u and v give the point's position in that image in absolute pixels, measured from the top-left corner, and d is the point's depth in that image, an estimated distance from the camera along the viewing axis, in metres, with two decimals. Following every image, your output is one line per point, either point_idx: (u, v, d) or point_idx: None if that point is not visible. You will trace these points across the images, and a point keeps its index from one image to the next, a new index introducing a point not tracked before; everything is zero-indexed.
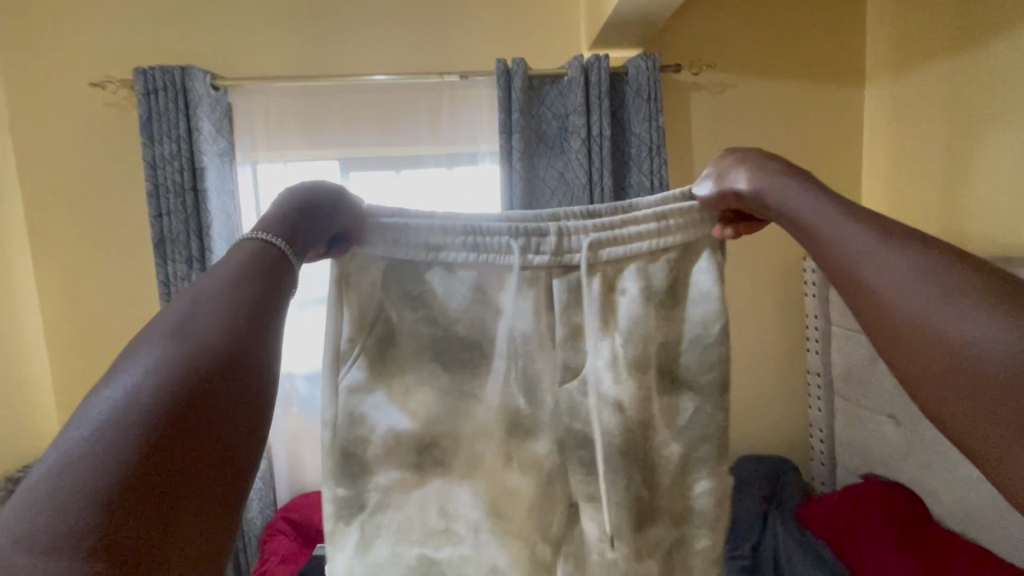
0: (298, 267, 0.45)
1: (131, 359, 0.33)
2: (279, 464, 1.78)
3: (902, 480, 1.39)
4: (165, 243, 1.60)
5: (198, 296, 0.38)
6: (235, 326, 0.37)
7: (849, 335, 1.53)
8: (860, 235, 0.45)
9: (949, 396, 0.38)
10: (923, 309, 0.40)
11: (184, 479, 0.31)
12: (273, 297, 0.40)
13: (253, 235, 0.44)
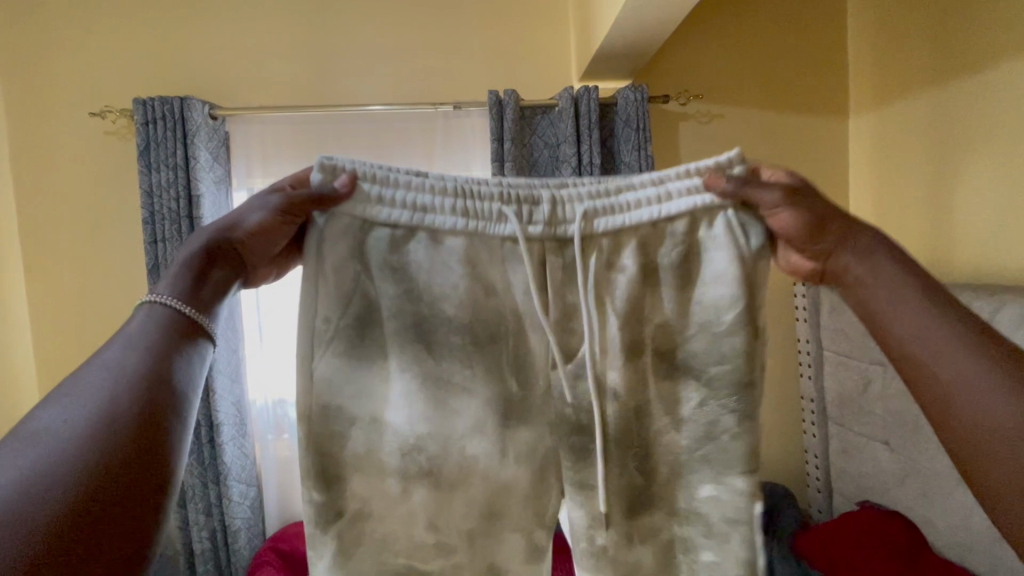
0: (209, 321, 0.51)
1: (32, 442, 0.41)
2: (268, 492, 1.75)
3: (898, 509, 1.37)
4: (160, 268, 1.62)
5: (99, 371, 0.45)
6: (134, 395, 0.44)
7: (840, 360, 1.54)
8: (937, 314, 0.53)
9: (990, 462, 0.48)
10: (1001, 406, 0.48)
11: (92, 543, 0.39)
12: (171, 360, 0.47)
13: (160, 299, 0.49)
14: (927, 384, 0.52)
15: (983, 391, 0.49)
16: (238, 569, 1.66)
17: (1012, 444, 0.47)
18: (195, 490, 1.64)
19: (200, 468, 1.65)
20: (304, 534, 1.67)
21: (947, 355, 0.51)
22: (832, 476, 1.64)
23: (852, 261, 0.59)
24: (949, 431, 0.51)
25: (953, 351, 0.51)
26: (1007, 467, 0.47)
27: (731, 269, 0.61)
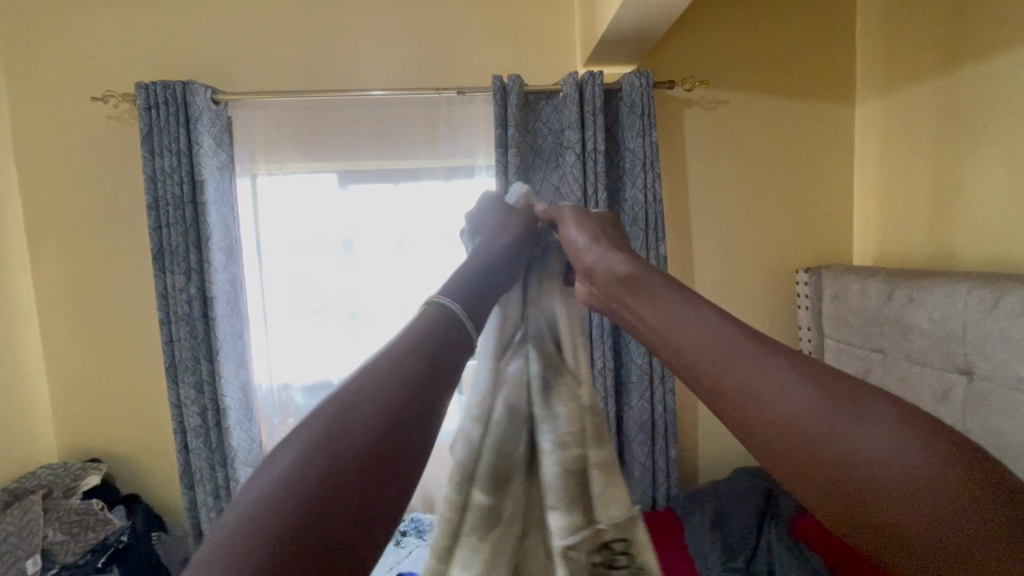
0: (471, 328, 0.52)
1: (311, 424, 0.40)
2: None
3: None
4: (165, 254, 1.62)
5: (390, 354, 0.46)
6: (416, 389, 0.45)
7: (841, 349, 1.55)
8: (750, 347, 0.45)
9: (859, 510, 0.38)
10: (842, 443, 0.39)
11: (342, 525, 0.36)
12: (429, 362, 0.47)
13: (447, 303, 0.53)
14: (754, 431, 0.43)
15: (815, 428, 0.40)
16: None
17: (867, 489, 0.37)
18: (203, 471, 1.67)
19: (208, 452, 1.68)
20: None
21: (769, 395, 0.43)
22: None
23: (635, 299, 0.55)
24: (797, 485, 0.41)
25: (775, 386, 0.43)
26: (868, 518, 0.37)
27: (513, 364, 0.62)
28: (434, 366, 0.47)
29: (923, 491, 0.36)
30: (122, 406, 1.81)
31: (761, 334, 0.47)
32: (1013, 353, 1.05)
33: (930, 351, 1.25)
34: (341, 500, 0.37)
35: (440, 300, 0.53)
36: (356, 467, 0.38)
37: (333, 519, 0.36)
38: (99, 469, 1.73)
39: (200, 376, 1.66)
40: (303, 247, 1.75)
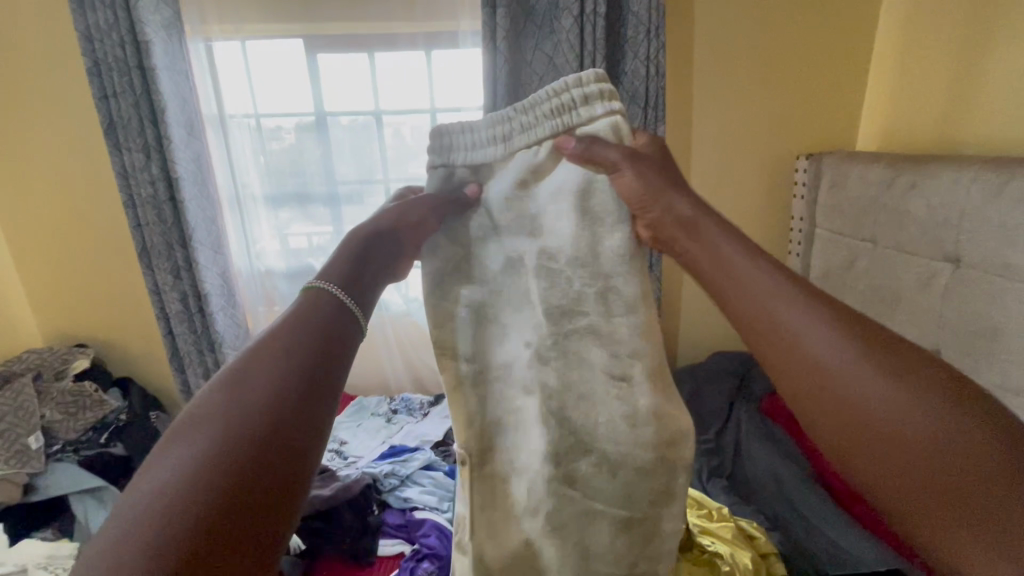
0: (362, 316, 0.51)
1: (196, 425, 0.39)
2: None
3: None
4: (117, 129, 1.49)
5: (266, 359, 0.43)
6: (303, 390, 0.42)
7: (832, 238, 1.54)
8: (784, 291, 0.44)
9: (898, 478, 0.37)
10: (924, 435, 0.36)
11: (243, 524, 0.35)
12: (327, 342, 0.46)
13: (323, 285, 0.50)
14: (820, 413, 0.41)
15: (896, 417, 0.37)
16: None
17: (945, 485, 0.35)
18: (192, 355, 1.68)
19: (194, 337, 1.67)
20: None
21: (842, 378, 0.39)
22: None
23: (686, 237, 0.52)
24: (835, 440, 0.40)
25: (817, 339, 0.41)
26: (924, 506, 0.36)
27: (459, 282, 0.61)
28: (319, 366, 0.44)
29: (961, 452, 0.35)
30: (102, 293, 1.78)
31: (811, 285, 0.45)
32: (1006, 240, 1.04)
33: (922, 240, 1.25)
34: (239, 501, 0.35)
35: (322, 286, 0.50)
36: (225, 472, 0.36)
37: (225, 516, 0.34)
38: (88, 353, 1.75)
39: (175, 262, 1.61)
40: (273, 128, 1.62)
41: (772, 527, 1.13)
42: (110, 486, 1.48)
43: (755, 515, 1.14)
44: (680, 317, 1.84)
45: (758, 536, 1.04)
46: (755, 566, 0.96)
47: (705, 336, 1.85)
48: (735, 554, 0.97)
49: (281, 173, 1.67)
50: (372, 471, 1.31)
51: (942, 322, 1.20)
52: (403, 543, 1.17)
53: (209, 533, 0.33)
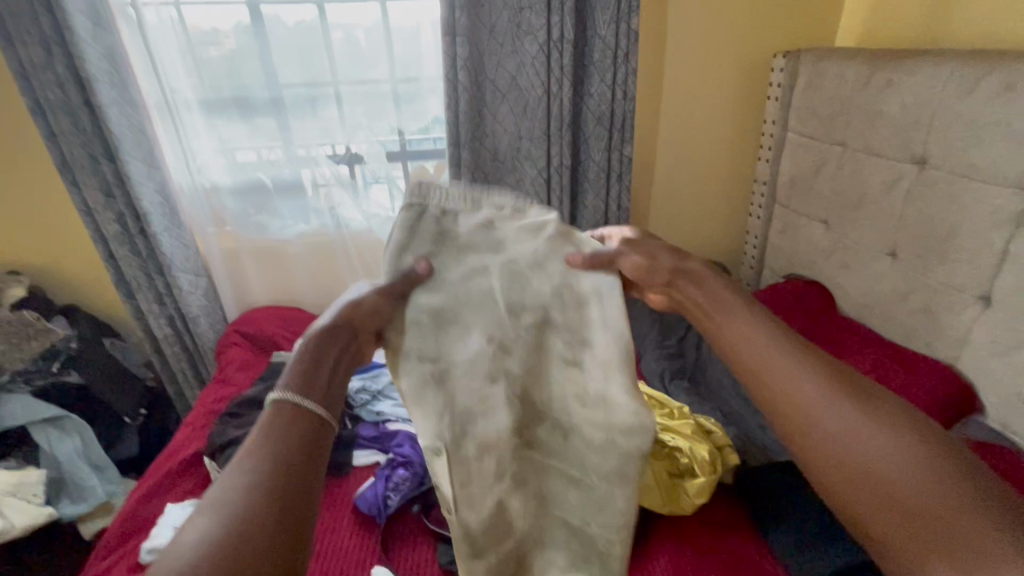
0: (330, 421, 0.55)
1: (183, 551, 0.43)
2: (220, 281, 1.71)
3: (817, 278, 1.51)
4: (6, 17, 1.27)
5: (235, 488, 0.47)
6: (278, 503, 0.47)
7: (802, 143, 1.51)
8: (793, 357, 0.62)
9: (875, 503, 0.53)
10: (886, 453, 0.54)
11: None
12: (300, 454, 0.51)
13: (285, 396, 0.54)
14: (805, 440, 0.58)
15: (863, 439, 0.55)
16: (206, 351, 1.69)
17: (897, 489, 0.52)
18: (139, 280, 1.58)
19: (139, 260, 1.56)
20: (266, 319, 1.66)
21: (822, 410, 0.58)
22: (766, 253, 1.74)
23: None
24: (828, 473, 0.56)
25: (813, 398, 0.58)
26: (892, 521, 0.52)
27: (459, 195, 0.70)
28: (292, 482, 0.48)
29: (915, 486, 0.52)
30: (27, 216, 1.62)
31: (810, 352, 0.62)
32: (975, 137, 1.04)
33: (893, 142, 1.23)
34: None
35: (287, 398, 0.54)
36: None
37: None
38: (20, 283, 1.61)
39: (105, 178, 1.46)
40: (198, 18, 1.42)
41: (728, 422, 1.20)
42: (72, 416, 1.46)
43: (713, 412, 1.21)
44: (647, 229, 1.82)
45: (715, 430, 1.09)
46: (711, 458, 1.02)
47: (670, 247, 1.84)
48: (694, 448, 1.02)
49: (213, 72, 1.48)
50: (342, 389, 1.31)
51: (901, 225, 1.23)
52: (377, 454, 1.19)
53: None
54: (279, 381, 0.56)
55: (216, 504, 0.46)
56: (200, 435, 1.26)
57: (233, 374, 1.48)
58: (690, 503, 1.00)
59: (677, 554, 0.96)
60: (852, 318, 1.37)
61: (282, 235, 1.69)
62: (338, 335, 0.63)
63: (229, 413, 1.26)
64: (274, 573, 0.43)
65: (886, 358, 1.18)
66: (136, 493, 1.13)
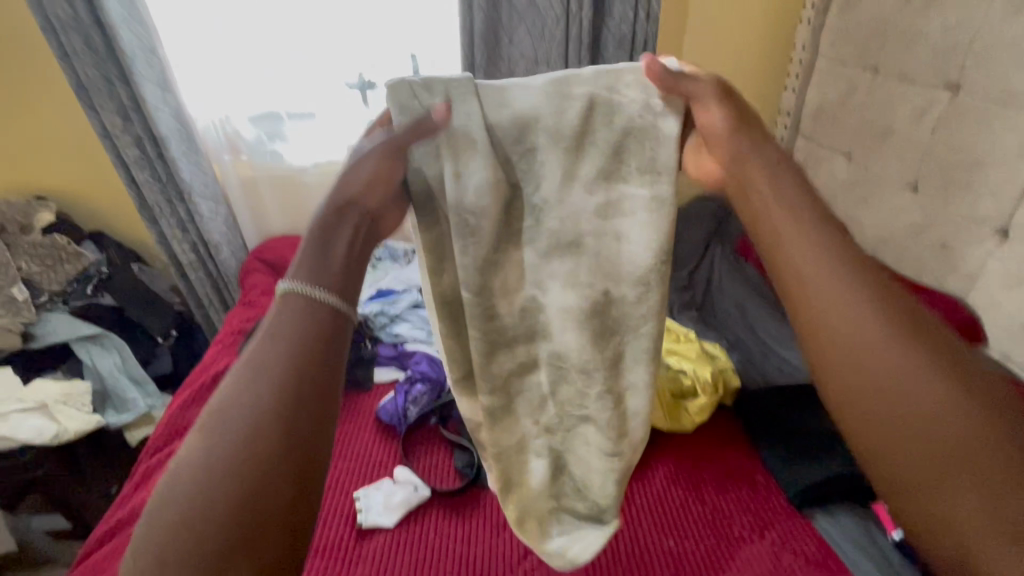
0: (350, 316, 0.50)
1: (203, 449, 0.41)
2: (239, 209, 1.74)
3: (834, 213, 1.49)
4: None
5: (251, 390, 0.44)
6: (298, 397, 0.44)
7: (832, 69, 1.45)
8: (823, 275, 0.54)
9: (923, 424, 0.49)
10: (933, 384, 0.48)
11: (269, 530, 0.40)
12: (320, 343, 0.47)
13: (295, 287, 0.49)
14: None
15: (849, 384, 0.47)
16: (229, 276, 1.75)
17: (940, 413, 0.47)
18: (161, 205, 1.60)
19: (160, 186, 1.58)
20: (287, 248, 1.69)
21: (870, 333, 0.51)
22: None
23: None
24: None
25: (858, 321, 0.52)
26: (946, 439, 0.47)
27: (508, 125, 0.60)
28: (315, 396, 0.45)
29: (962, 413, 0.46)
30: (49, 141, 1.65)
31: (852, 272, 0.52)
32: (1015, 60, 1.00)
33: (928, 67, 1.18)
34: (269, 510, 0.40)
35: (298, 290, 0.48)
36: (245, 483, 0.40)
37: (260, 522, 0.39)
38: (49, 207, 1.66)
39: (121, 100, 1.46)
40: None
41: (732, 349, 1.24)
42: (109, 333, 1.56)
43: (718, 339, 1.25)
44: None
45: (718, 354, 1.14)
46: (714, 379, 1.08)
47: None
48: (698, 370, 1.08)
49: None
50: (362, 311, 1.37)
51: (924, 156, 1.20)
52: (396, 371, 1.27)
53: (245, 528, 0.39)
54: (289, 270, 0.50)
55: (226, 409, 0.43)
56: (230, 352, 1.34)
57: (259, 299, 1.54)
58: (691, 420, 1.06)
59: (674, 465, 1.02)
60: (866, 253, 1.37)
61: (296, 164, 1.69)
62: (344, 221, 0.54)
63: (255, 331, 1.33)
64: (287, 482, 0.41)
65: None
66: (176, 402, 1.22)
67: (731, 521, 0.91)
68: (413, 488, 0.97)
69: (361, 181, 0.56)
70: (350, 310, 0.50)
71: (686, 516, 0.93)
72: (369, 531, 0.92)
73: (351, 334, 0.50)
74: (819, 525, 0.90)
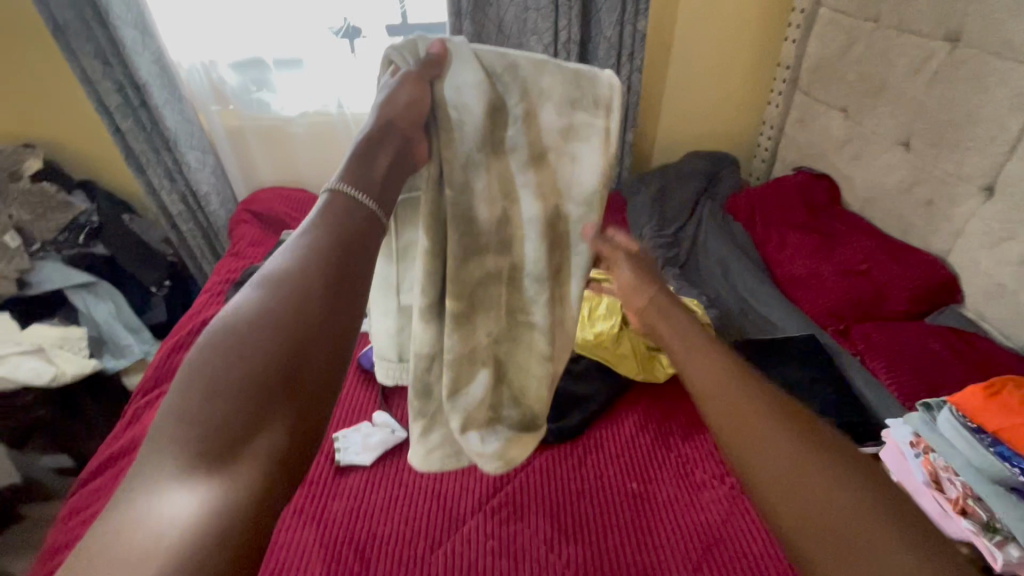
0: (382, 216, 0.51)
1: (243, 308, 0.40)
2: (227, 160, 1.73)
3: (825, 171, 1.47)
4: None
5: (292, 261, 0.44)
6: (332, 276, 0.44)
7: (834, 20, 1.40)
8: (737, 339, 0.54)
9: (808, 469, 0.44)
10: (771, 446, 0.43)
11: (306, 383, 0.39)
12: (354, 236, 0.48)
13: (339, 186, 0.50)
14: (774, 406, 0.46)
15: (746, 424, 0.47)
16: (220, 226, 1.75)
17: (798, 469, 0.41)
18: (147, 154, 1.59)
19: (145, 134, 1.57)
20: (274, 200, 1.70)
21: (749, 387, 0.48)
22: (780, 146, 1.68)
23: None
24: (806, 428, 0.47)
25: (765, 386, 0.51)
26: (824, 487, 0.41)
27: (475, 100, 0.61)
28: (349, 280, 0.45)
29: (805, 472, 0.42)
30: (32, 86, 1.63)
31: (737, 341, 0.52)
32: (1015, 9, 0.96)
33: (929, 17, 1.13)
34: (303, 366, 0.39)
35: (340, 189, 0.49)
36: (282, 338, 0.39)
37: (294, 372, 0.38)
38: (36, 155, 1.65)
39: (99, 44, 1.43)
40: None
41: (711, 305, 1.26)
42: (103, 282, 1.58)
43: (697, 295, 1.26)
44: (658, 116, 1.73)
45: (694, 309, 1.16)
46: None
47: (680, 135, 1.76)
48: None
49: None
50: None
51: (918, 112, 1.17)
52: None
53: (282, 376, 0.38)
54: (335, 175, 0.52)
55: (270, 278, 0.43)
56: (219, 300, 1.37)
57: (247, 251, 1.55)
58: (663, 371, 1.09)
59: (644, 413, 1.05)
60: (850, 211, 1.36)
61: (282, 115, 1.67)
62: (385, 142, 0.55)
63: (241, 281, 1.35)
64: (320, 344, 0.41)
65: (878, 252, 1.19)
66: (162, 349, 1.25)
67: (694, 467, 0.95)
68: (390, 431, 1.01)
69: (393, 106, 0.57)
70: (385, 216, 0.51)
71: (651, 462, 0.96)
72: (346, 468, 0.97)
73: (385, 236, 0.51)
74: None
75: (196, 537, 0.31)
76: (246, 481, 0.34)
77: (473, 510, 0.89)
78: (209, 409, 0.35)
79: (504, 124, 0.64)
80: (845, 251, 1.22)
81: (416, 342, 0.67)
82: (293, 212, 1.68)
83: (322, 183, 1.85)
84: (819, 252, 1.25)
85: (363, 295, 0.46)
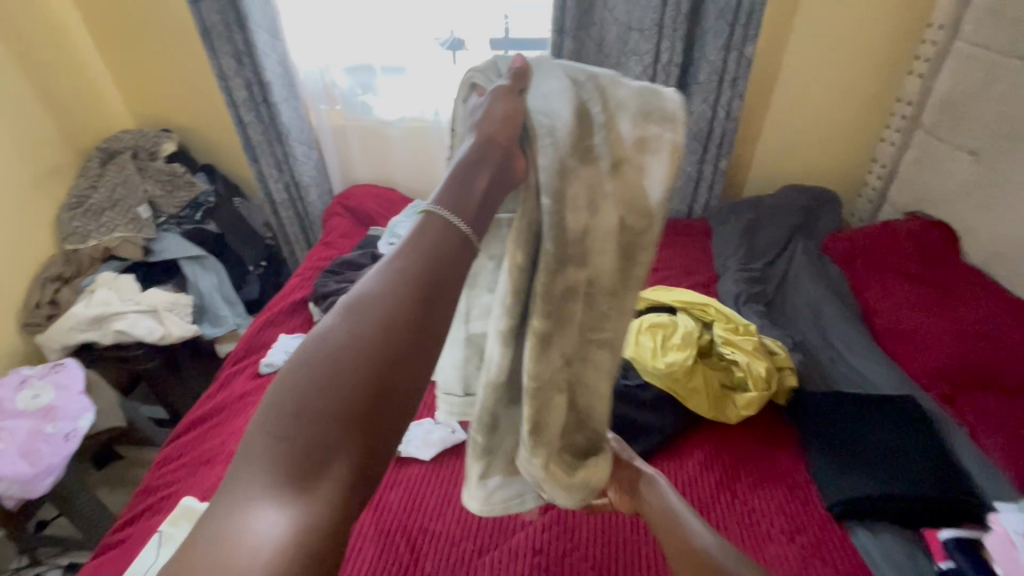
0: (476, 241, 0.51)
1: (335, 326, 0.42)
2: (329, 156, 1.86)
3: (944, 218, 1.34)
4: None
5: (382, 284, 0.44)
6: (420, 301, 0.45)
7: (972, 54, 1.28)
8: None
9: None
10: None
11: (383, 410, 0.40)
12: (446, 262, 0.48)
13: (435, 208, 0.50)
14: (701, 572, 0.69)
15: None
16: (315, 217, 1.88)
17: None
18: (263, 145, 1.75)
19: (263, 127, 1.73)
20: (367, 196, 1.80)
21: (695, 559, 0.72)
22: (892, 187, 1.55)
23: None
24: None
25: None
26: None
27: (561, 111, 0.58)
28: (435, 304, 0.45)
29: None
30: (177, 79, 1.85)
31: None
32: None
33: None
34: (383, 391, 0.40)
35: (437, 212, 0.50)
36: (366, 362, 0.41)
37: (373, 399, 0.40)
38: (172, 139, 1.87)
39: (236, 45, 1.59)
40: None
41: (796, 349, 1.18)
42: (210, 257, 1.73)
43: (781, 336, 1.18)
44: (756, 147, 1.66)
45: (779, 352, 1.09)
46: (768, 374, 1.04)
47: (777, 166, 1.67)
48: (752, 364, 1.04)
49: None
50: None
51: None
52: None
53: (362, 401, 0.39)
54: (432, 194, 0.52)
55: (364, 297, 0.44)
56: (306, 285, 1.47)
57: (338, 241, 1.66)
58: (736, 413, 1.03)
59: (710, 452, 1.00)
60: (970, 265, 1.23)
61: (383, 118, 1.77)
62: (483, 163, 0.55)
63: (331, 269, 1.44)
64: (401, 371, 0.42)
65: (1003, 313, 1.06)
66: (257, 321, 1.36)
67: (762, 518, 0.89)
68: (451, 431, 1.03)
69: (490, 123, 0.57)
70: (478, 239, 0.51)
71: (714, 505, 0.91)
72: (407, 460, 1.00)
73: (475, 259, 0.51)
74: (855, 536, 0.86)
75: (284, 549, 0.33)
76: (324, 502, 0.36)
77: (523, 523, 0.89)
78: (296, 423, 0.38)
79: (589, 133, 0.59)
80: (963, 308, 1.10)
81: (489, 367, 0.65)
82: (381, 210, 1.77)
83: (412, 184, 1.94)
84: (929, 305, 1.13)
85: (447, 322, 0.46)
